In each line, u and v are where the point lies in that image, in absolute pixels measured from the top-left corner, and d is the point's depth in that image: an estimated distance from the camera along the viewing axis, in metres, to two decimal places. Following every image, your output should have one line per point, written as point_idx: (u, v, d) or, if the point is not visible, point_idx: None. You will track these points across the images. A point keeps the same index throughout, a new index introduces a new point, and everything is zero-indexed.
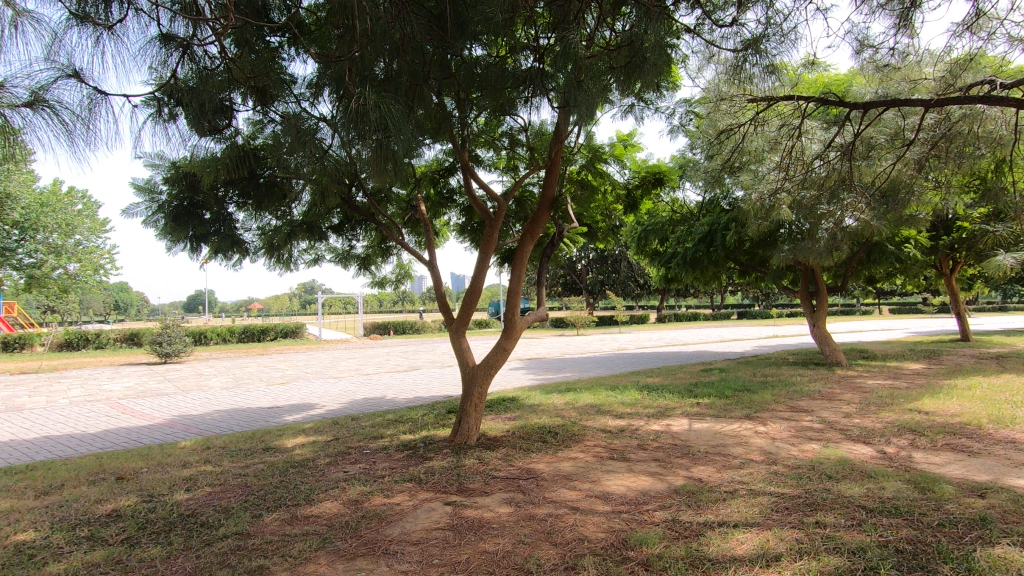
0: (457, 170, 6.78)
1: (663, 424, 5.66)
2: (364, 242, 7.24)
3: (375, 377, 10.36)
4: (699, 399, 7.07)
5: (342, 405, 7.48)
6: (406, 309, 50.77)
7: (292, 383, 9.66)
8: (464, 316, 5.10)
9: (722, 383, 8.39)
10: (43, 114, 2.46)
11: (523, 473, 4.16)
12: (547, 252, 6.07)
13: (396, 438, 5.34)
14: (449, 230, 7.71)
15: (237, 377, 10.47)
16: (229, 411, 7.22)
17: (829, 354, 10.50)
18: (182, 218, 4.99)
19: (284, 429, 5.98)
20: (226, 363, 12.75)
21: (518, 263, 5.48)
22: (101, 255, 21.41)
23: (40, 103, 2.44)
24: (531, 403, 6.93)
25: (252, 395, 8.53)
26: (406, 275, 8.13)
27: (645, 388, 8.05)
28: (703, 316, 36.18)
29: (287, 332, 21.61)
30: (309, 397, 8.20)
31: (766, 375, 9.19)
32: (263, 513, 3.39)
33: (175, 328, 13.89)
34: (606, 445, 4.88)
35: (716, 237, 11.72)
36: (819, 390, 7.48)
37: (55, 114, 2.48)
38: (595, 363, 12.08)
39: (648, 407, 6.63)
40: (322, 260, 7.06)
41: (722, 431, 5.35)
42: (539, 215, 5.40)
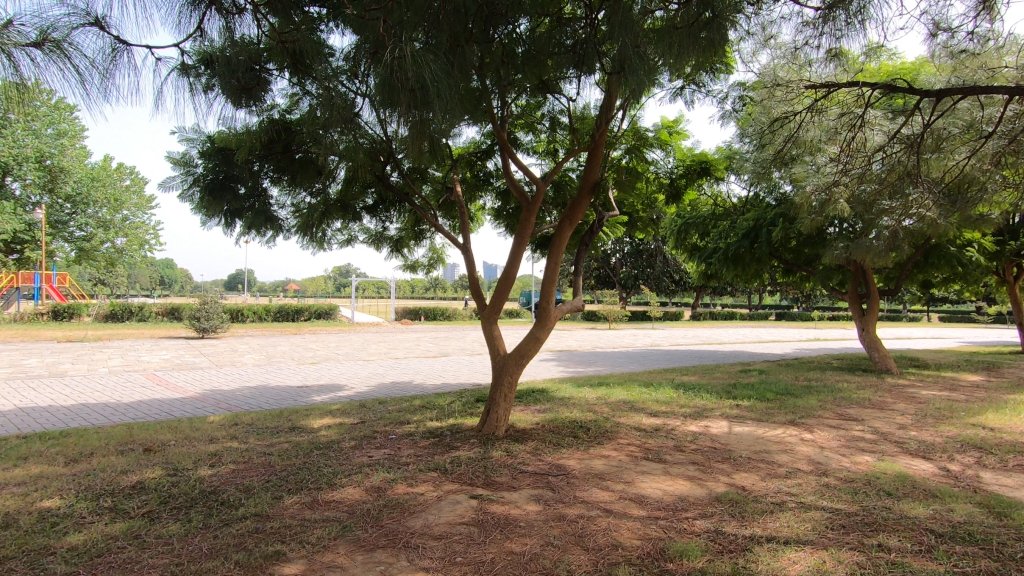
0: (495, 154, 6.59)
1: (700, 425, 5.39)
2: (397, 224, 7.13)
3: (405, 361, 10.32)
4: (739, 401, 6.74)
5: (370, 388, 7.42)
6: (438, 296, 51.06)
7: (322, 363, 9.71)
8: (496, 303, 4.91)
9: (762, 386, 8.01)
10: (52, 57, 2.35)
11: (553, 469, 3.97)
12: (585, 240, 5.81)
13: (423, 424, 5.23)
14: (483, 215, 7.53)
15: (270, 355, 10.59)
16: (259, 389, 7.24)
17: (878, 360, 9.94)
18: (216, 192, 4.87)
19: (312, 409, 5.94)
20: (260, 341, 12.96)
21: (554, 251, 5.23)
22: (146, 231, 22.09)
23: (48, 45, 2.32)
24: (562, 396, 6.72)
25: (283, 373, 8.57)
26: (438, 260, 8.00)
27: (680, 386, 7.74)
28: (739, 315, 35.15)
29: (321, 313, 21.92)
30: (339, 378, 8.19)
31: (809, 379, 8.75)
32: (284, 496, 3.29)
33: (213, 304, 14.19)
34: (640, 444, 4.65)
35: (761, 233, 11.19)
36: (869, 398, 7.04)
37: (66, 59, 2.37)
38: (628, 359, 11.76)
39: (685, 406, 6.34)
40: (356, 241, 6.98)
41: (764, 437, 5.04)
42: (579, 199, 5.14)
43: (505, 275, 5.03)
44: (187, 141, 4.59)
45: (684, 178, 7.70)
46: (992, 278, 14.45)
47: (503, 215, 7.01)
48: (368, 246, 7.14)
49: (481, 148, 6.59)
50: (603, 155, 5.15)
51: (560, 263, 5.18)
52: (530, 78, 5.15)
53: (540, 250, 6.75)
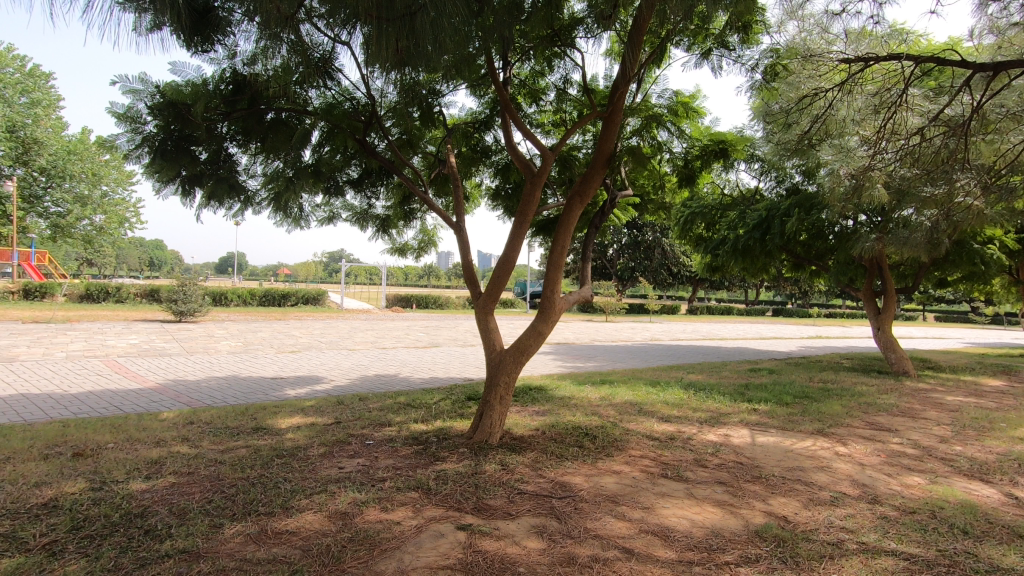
0: (495, 126, 5.96)
1: (720, 434, 4.77)
2: (385, 202, 6.49)
3: (392, 351, 9.68)
4: (756, 405, 6.14)
5: (351, 382, 6.76)
6: (432, 284, 50.13)
7: (302, 352, 9.04)
8: (492, 291, 4.28)
9: (776, 387, 7.43)
10: None
11: (557, 489, 3.34)
12: (595, 222, 5.12)
13: (406, 427, 4.58)
14: (480, 194, 6.89)
15: (248, 342, 9.89)
16: (228, 380, 6.58)
17: (894, 362, 9.38)
18: (170, 154, 4.12)
19: (282, 405, 5.28)
20: (240, 327, 12.24)
21: (561, 233, 4.56)
22: (127, 209, 21.17)
23: None
24: (561, 396, 6.10)
25: (258, 362, 7.89)
26: (430, 243, 7.33)
27: (689, 387, 7.13)
28: (736, 311, 34.63)
29: (308, 299, 21.16)
30: (319, 369, 7.52)
31: (825, 381, 8.17)
32: (224, 524, 2.64)
33: (191, 286, 13.45)
34: (655, 458, 4.03)
35: (772, 224, 10.55)
36: (896, 404, 6.45)
37: None
38: (628, 354, 11.17)
39: (698, 410, 5.74)
40: (339, 219, 6.34)
41: (795, 450, 4.42)
42: (592, 173, 4.45)
43: (503, 259, 4.38)
44: (131, 92, 3.87)
45: (700, 160, 7.04)
46: (1005, 279, 13.90)
47: (502, 195, 6.38)
48: (352, 225, 6.49)
49: (480, 119, 5.95)
50: (620, 125, 4.49)
51: (568, 246, 4.52)
52: (536, 33, 4.52)
53: (541, 234, 6.09)
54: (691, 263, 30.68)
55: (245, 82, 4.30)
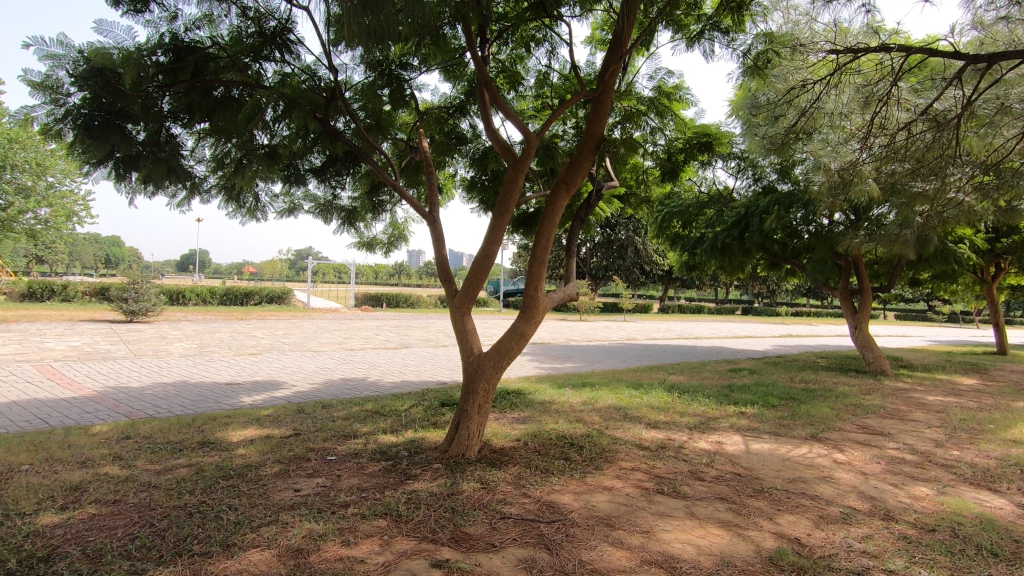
0: (470, 113, 5.60)
1: (712, 442, 4.47)
2: (352, 192, 6.05)
3: (360, 353, 9.16)
4: (742, 408, 5.90)
5: (314, 387, 6.25)
6: (403, 283, 49.23)
7: (262, 354, 8.45)
8: (470, 288, 3.88)
9: (760, 389, 7.22)
10: None
11: (544, 511, 2.96)
12: (580, 214, 4.75)
13: (373, 439, 4.13)
14: (454, 186, 6.51)
15: (204, 344, 9.23)
16: (176, 386, 6.00)
17: (871, 361, 9.33)
18: (99, 133, 3.57)
19: (234, 415, 4.76)
20: (196, 327, 11.49)
21: (546, 225, 4.13)
22: (75, 202, 19.85)
23: None
24: (541, 400, 5.74)
25: (213, 366, 7.29)
26: (400, 238, 6.89)
27: (672, 389, 6.86)
28: (707, 310, 34.93)
29: (272, 298, 20.31)
30: (279, 373, 6.98)
31: (806, 382, 8.02)
32: (147, 570, 2.17)
33: (144, 284, 12.60)
34: (648, 471, 3.69)
35: (750, 221, 10.40)
36: (882, 406, 6.30)
37: None
38: (606, 354, 10.89)
39: (685, 414, 5.45)
40: (300, 210, 5.86)
41: (792, 458, 4.15)
42: (580, 159, 4.06)
43: (483, 253, 3.97)
44: (50, 58, 3.33)
45: (683, 154, 6.76)
46: (970, 279, 14.14)
47: (478, 186, 6.00)
48: (316, 217, 6.02)
49: (453, 105, 5.57)
50: (610, 108, 4.13)
51: (554, 235, 4.10)
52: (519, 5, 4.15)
53: (520, 228, 5.72)
54: (663, 262, 30.77)
55: (188, 51, 3.79)
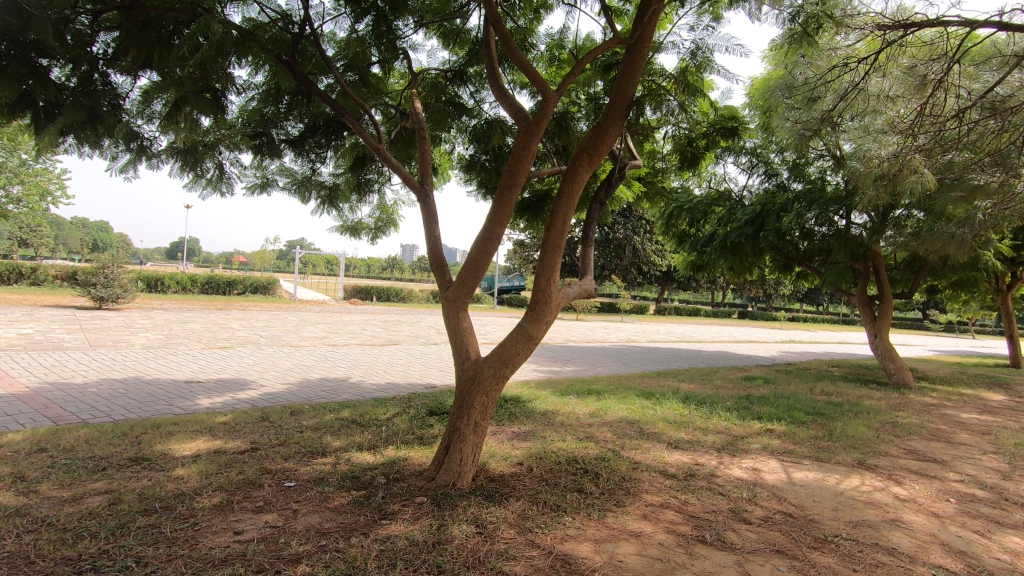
0: (470, 78, 4.90)
1: (747, 469, 3.79)
2: (334, 168, 5.36)
3: (343, 349, 8.44)
4: (770, 425, 5.22)
5: (286, 388, 5.52)
6: (395, 277, 48.36)
7: (234, 348, 7.68)
8: (467, 281, 3.20)
9: (782, 401, 6.56)
10: None
11: (560, 571, 2.26)
12: (599, 196, 3.98)
13: (345, 459, 3.42)
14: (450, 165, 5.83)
15: (172, 335, 8.46)
16: (127, 384, 5.24)
17: (892, 372, 8.73)
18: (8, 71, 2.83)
19: (183, 422, 4.03)
20: (169, 316, 10.69)
21: (564, 200, 3.27)
22: (50, 180, 18.85)
23: None
24: (543, 410, 5.04)
25: (175, 361, 6.54)
26: (390, 223, 6.17)
27: (687, 399, 6.18)
28: (703, 313, 34.39)
29: (257, 287, 19.50)
30: (248, 371, 6.24)
31: (829, 394, 7.38)
32: None
33: (114, 268, 11.76)
34: (681, 509, 3.00)
35: (766, 219, 9.76)
36: (922, 425, 5.65)
37: None
38: (608, 357, 10.22)
39: (708, 432, 4.76)
40: (274, 186, 5.16)
41: (847, 493, 3.48)
42: (610, 121, 3.23)
43: (484, 237, 3.26)
44: None
45: (706, 141, 6.08)
46: (986, 289, 13.54)
47: (479, 165, 5.30)
48: (292, 196, 5.32)
49: (451, 70, 4.86)
50: (647, 61, 3.29)
51: (571, 216, 3.26)
52: None
53: (525, 214, 5.00)
54: (661, 263, 30.12)
55: None
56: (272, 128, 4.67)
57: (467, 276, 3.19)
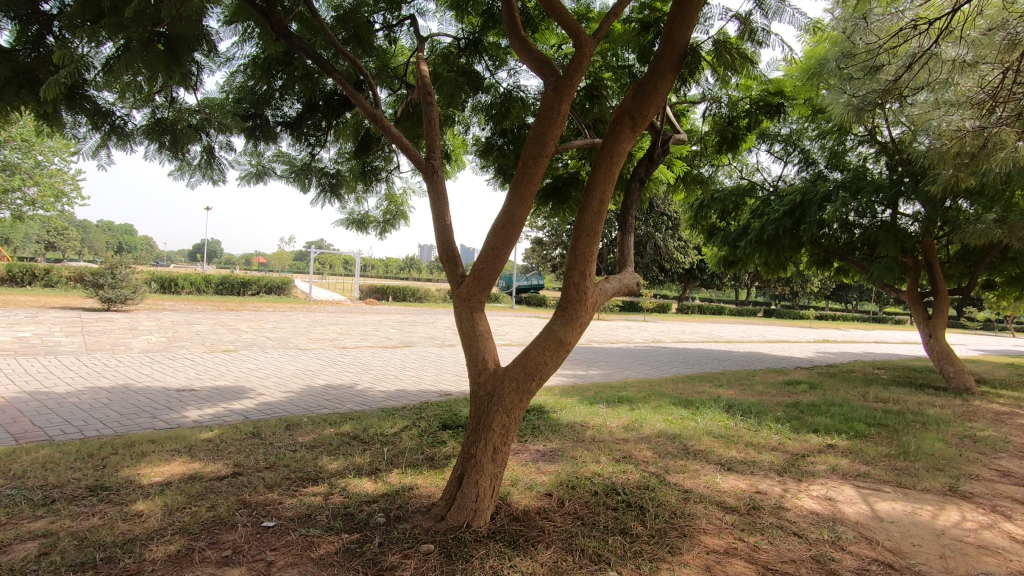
0: (486, 49, 4.24)
1: (820, 500, 3.15)
2: (336, 154, 4.86)
3: (354, 352, 7.94)
4: (831, 440, 4.56)
5: (286, 397, 5.03)
6: (412, 277, 48.10)
7: (237, 351, 7.23)
8: (482, 276, 2.64)
9: (837, 410, 5.87)
10: None
11: None
12: (640, 174, 3.34)
13: (341, 488, 2.87)
14: (466, 150, 5.30)
15: (175, 337, 8.08)
16: (113, 392, 4.79)
17: (951, 376, 7.97)
18: None
19: (162, 439, 3.53)
20: (176, 318, 10.33)
21: (600, 177, 2.62)
22: (64, 180, 18.75)
23: None
24: (571, 423, 4.45)
25: (172, 366, 6.10)
26: (399, 215, 5.63)
27: (730, 408, 5.54)
28: (727, 311, 33.38)
29: (271, 288, 19.20)
30: (248, 376, 5.76)
31: (884, 401, 6.66)
32: None
33: (122, 269, 11.45)
34: (752, 558, 2.39)
35: (807, 210, 9.04)
36: (1006, 439, 4.93)
37: None
38: (634, 359, 9.59)
39: (763, 450, 4.12)
40: (270, 175, 4.64)
41: (950, 533, 2.83)
42: (658, 75, 2.58)
43: (503, 223, 2.64)
44: None
45: (749, 119, 5.42)
46: None
47: (496, 148, 4.74)
48: (291, 186, 4.82)
49: (465, 38, 4.23)
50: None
51: (610, 196, 2.60)
52: None
53: (549, 202, 4.43)
54: (684, 260, 29.19)
55: None
56: (267, 107, 4.21)
57: (483, 270, 2.63)
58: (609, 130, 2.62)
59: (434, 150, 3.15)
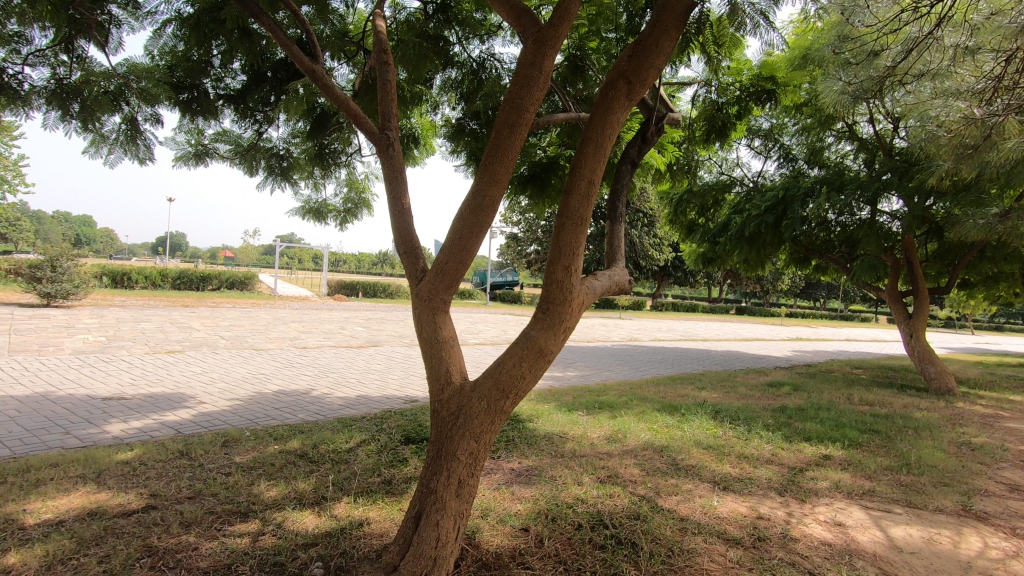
0: (457, 16, 3.76)
1: (829, 526, 2.80)
2: (288, 133, 4.32)
3: (314, 353, 7.38)
4: (827, 451, 4.24)
5: (230, 405, 4.49)
6: (384, 272, 47.19)
7: (183, 353, 6.59)
8: (447, 271, 2.21)
9: (826, 415, 5.60)
10: None
11: None
12: (632, 155, 2.92)
13: (275, 526, 2.39)
14: (435, 134, 4.82)
15: (117, 336, 7.39)
16: (26, 402, 4.18)
17: (932, 377, 7.82)
18: None
19: (67, 462, 2.98)
20: (122, 315, 9.57)
21: (590, 152, 2.17)
22: (5, 166, 17.50)
23: None
24: (549, 435, 4.03)
25: (105, 369, 5.47)
26: (362, 204, 5.12)
27: (717, 414, 5.21)
28: (700, 309, 33.54)
29: (234, 283, 18.33)
30: (190, 381, 5.18)
31: (870, 404, 6.43)
32: None
33: (64, 261, 10.60)
34: None
35: (789, 206, 8.82)
36: (1003, 446, 4.70)
37: None
38: (612, 359, 9.25)
39: (758, 464, 3.77)
40: (212, 156, 4.09)
41: (977, 565, 2.51)
42: (662, 32, 2.16)
43: (471, 206, 2.19)
44: None
45: (740, 106, 5.08)
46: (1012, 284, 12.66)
47: (468, 132, 4.26)
48: (236, 168, 4.27)
49: (433, 3, 3.72)
50: None
51: (601, 175, 2.17)
52: None
53: (527, 190, 3.99)
54: (659, 257, 29.12)
55: None
56: (203, 77, 3.68)
57: (447, 263, 2.20)
58: (600, 96, 2.18)
59: (389, 113, 2.58)
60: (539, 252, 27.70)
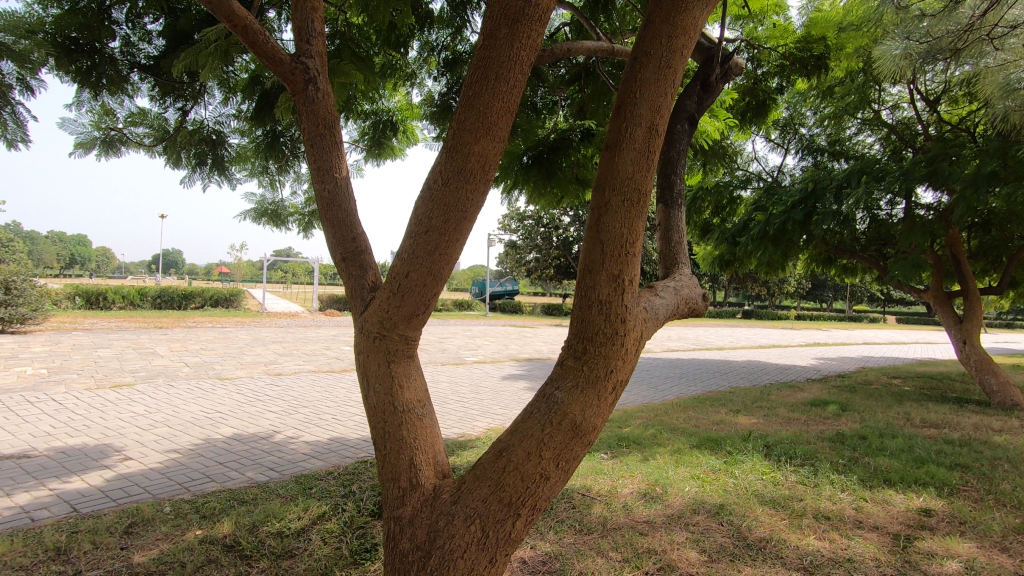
0: None
1: None
2: (229, 114, 3.42)
3: (288, 381, 6.41)
4: (926, 503, 3.29)
5: (162, 461, 3.54)
6: None
7: (130, 387, 5.63)
8: (407, 288, 1.42)
9: (895, 444, 4.66)
10: None
11: None
12: (692, 108, 2.03)
13: None
14: (416, 117, 3.92)
15: (62, 368, 6.43)
16: None
17: (994, 390, 6.92)
18: None
19: None
20: (79, 340, 8.59)
21: (650, 77, 1.29)
22: None
23: None
24: (568, 494, 3.08)
25: (23, 414, 4.50)
26: None
27: (770, 449, 4.27)
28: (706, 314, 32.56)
29: (218, 300, 17.38)
30: (122, 428, 4.23)
31: (936, 426, 5.50)
32: None
33: (20, 284, 9.64)
34: None
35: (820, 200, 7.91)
36: None
37: None
38: None
39: (849, 532, 2.82)
40: (125, 144, 3.22)
41: None
42: None
43: (445, 182, 1.40)
44: None
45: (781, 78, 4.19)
46: None
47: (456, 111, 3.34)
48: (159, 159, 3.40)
49: None
50: None
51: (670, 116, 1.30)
52: None
53: (531, 180, 3.08)
54: None
55: None
56: (106, 37, 2.78)
57: (407, 277, 1.42)
58: None
59: (311, 29, 1.82)
60: (539, 259, 26.74)
